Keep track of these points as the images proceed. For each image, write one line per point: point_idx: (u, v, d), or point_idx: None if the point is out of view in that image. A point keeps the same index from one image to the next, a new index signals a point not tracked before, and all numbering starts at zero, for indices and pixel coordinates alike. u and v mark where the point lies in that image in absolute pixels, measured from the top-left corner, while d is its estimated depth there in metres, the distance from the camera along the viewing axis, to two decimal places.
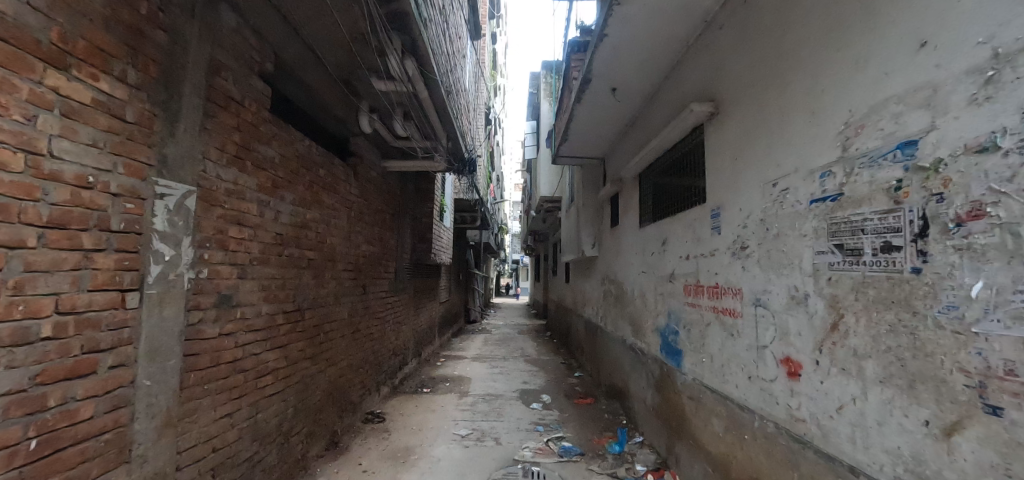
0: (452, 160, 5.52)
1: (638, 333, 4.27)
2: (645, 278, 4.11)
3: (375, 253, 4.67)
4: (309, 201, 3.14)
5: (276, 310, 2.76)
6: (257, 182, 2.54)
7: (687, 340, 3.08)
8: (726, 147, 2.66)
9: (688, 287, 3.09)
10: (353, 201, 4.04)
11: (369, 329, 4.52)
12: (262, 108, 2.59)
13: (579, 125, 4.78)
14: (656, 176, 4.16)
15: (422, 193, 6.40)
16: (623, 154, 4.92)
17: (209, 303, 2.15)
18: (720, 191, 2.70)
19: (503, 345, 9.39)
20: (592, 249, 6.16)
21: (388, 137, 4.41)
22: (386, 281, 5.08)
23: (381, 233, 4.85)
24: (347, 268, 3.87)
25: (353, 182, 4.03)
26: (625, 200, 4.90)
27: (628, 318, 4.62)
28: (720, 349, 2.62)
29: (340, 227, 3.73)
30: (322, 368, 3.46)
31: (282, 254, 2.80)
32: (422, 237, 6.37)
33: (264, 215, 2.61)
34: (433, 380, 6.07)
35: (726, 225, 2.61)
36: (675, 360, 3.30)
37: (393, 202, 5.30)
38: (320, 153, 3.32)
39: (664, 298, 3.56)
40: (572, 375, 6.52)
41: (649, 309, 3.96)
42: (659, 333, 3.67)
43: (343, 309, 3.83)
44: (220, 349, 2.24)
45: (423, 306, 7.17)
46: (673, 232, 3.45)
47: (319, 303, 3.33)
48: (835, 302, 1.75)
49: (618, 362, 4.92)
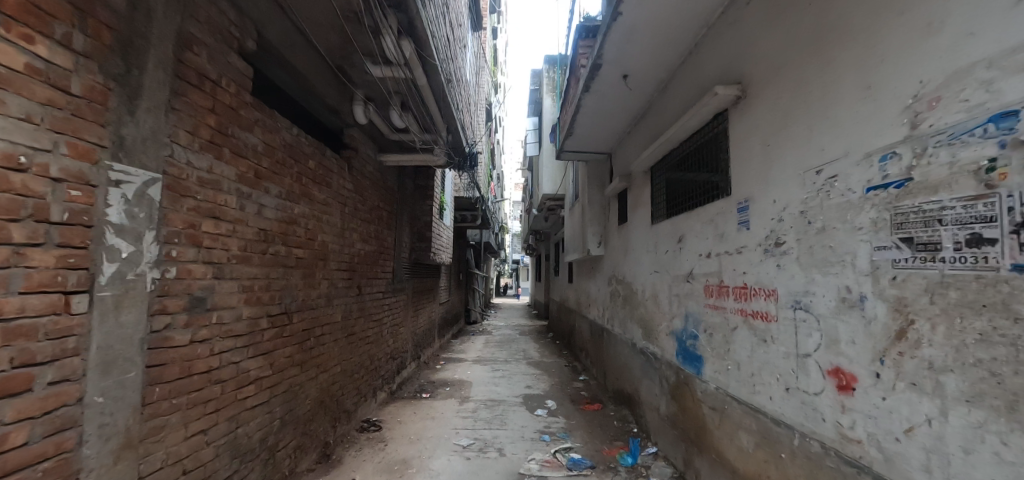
0: (452, 156, 5.27)
1: (650, 337, 4.02)
2: (658, 277, 3.85)
3: (371, 251, 4.41)
4: (297, 194, 2.88)
5: (260, 313, 2.50)
6: (237, 171, 2.28)
7: (707, 345, 2.83)
8: (754, 133, 2.41)
9: (709, 288, 2.83)
10: (347, 196, 3.78)
11: (365, 332, 4.26)
12: (243, 90, 2.33)
13: (585, 117, 4.51)
14: (669, 170, 3.91)
15: (422, 190, 6.14)
16: (631, 148, 4.66)
17: (178, 307, 1.90)
18: (747, 182, 2.45)
19: (504, 346, 9.13)
20: (598, 248, 5.91)
21: (384, 129, 4.15)
22: (383, 281, 4.82)
23: (377, 231, 4.59)
24: (340, 268, 3.61)
25: (347, 176, 3.76)
26: (634, 196, 4.64)
27: (638, 321, 4.36)
28: (749, 357, 2.37)
29: (333, 224, 3.48)
30: (313, 375, 3.20)
31: (266, 253, 2.54)
32: (421, 235, 6.11)
33: (245, 209, 2.36)
34: (433, 384, 5.82)
35: (755, 220, 2.35)
36: (693, 366, 3.06)
37: (391, 198, 5.04)
38: (310, 142, 3.07)
39: (680, 300, 3.31)
40: (576, 379, 6.27)
41: (662, 311, 3.71)
42: (674, 337, 3.41)
43: (337, 311, 3.58)
44: (192, 358, 1.98)
45: (422, 307, 6.91)
46: (690, 228, 3.20)
47: (309, 304, 3.07)
48: (901, 306, 1.50)
49: (627, 366, 4.68)
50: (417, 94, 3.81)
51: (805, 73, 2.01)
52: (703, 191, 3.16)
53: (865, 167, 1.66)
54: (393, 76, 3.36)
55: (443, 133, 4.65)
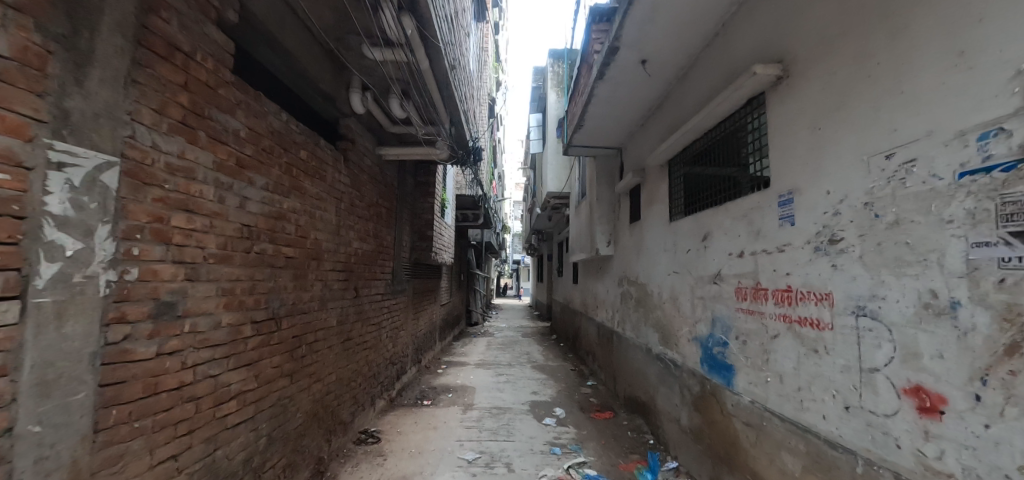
0: (455, 150, 4.99)
1: (667, 342, 3.74)
2: (676, 278, 3.58)
3: (370, 251, 4.13)
4: (286, 187, 2.60)
5: (243, 319, 2.23)
6: (215, 159, 2.00)
7: (740, 353, 2.55)
8: (801, 117, 2.13)
9: (742, 290, 2.56)
10: (343, 191, 3.50)
11: (363, 337, 3.99)
12: (222, 66, 2.05)
13: (597, 109, 4.24)
14: (688, 163, 3.63)
15: (422, 186, 5.86)
16: (646, 141, 4.38)
17: (141, 314, 1.62)
18: (791, 172, 2.17)
19: (506, 349, 8.85)
20: (607, 248, 5.63)
21: (383, 120, 3.88)
22: (382, 283, 4.55)
23: (376, 228, 4.31)
24: (335, 268, 3.34)
25: (342, 169, 3.48)
26: (648, 192, 4.35)
27: (653, 325, 4.08)
28: (794, 368, 2.10)
29: (327, 220, 3.20)
30: (306, 386, 2.92)
31: (250, 251, 2.26)
32: (421, 234, 5.83)
33: (225, 201, 2.08)
34: (434, 391, 5.53)
35: (802, 214, 2.07)
36: (721, 377, 2.78)
37: (390, 195, 4.76)
38: (301, 130, 2.79)
39: (704, 303, 3.03)
40: (584, 385, 5.98)
41: (681, 315, 3.43)
42: (697, 344, 3.14)
43: (332, 315, 3.30)
44: (159, 373, 1.71)
45: (423, 309, 6.62)
46: (716, 224, 2.92)
47: (301, 308, 2.80)
48: (1007, 314, 1.21)
49: (640, 373, 4.40)
50: (418, 80, 3.53)
51: (868, 44, 1.74)
52: (730, 184, 2.89)
53: (957, 148, 1.38)
54: (394, 60, 3.09)
55: (445, 125, 4.37)
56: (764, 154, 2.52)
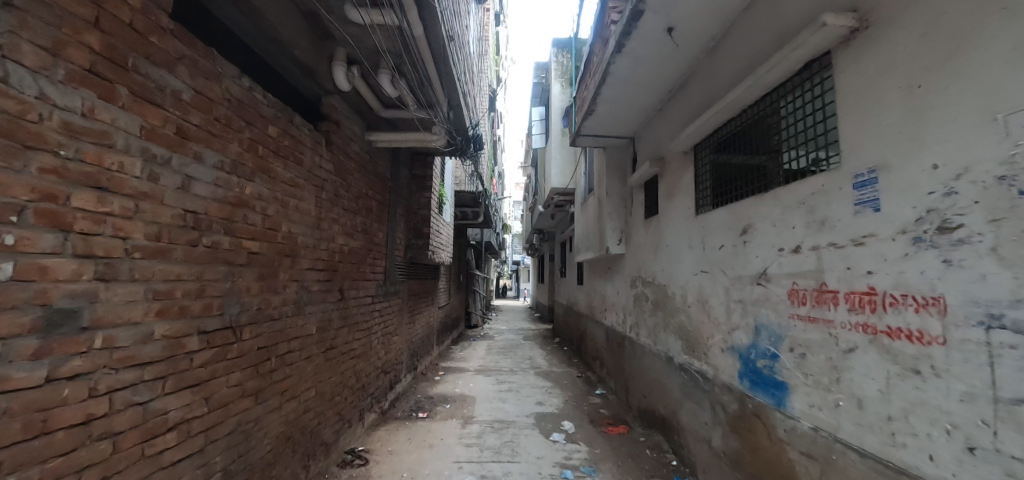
0: (453, 137, 4.52)
1: (691, 351, 3.29)
2: (703, 279, 3.13)
3: (358, 249, 3.68)
4: (248, 168, 2.15)
5: (187, 330, 1.78)
6: (143, 124, 1.56)
7: (797, 368, 2.11)
8: (888, 74, 1.69)
9: (798, 293, 2.12)
10: (328, 178, 3.05)
11: (349, 345, 3.54)
12: (155, 7, 1.60)
13: (612, 89, 3.79)
14: (720, 146, 3.17)
15: (418, 179, 5.40)
16: (667, 126, 3.92)
17: (17, 328, 1.17)
18: (875, 144, 1.72)
19: (508, 354, 8.38)
20: (618, 246, 5.16)
21: (371, 100, 3.42)
22: (373, 284, 4.10)
23: (366, 223, 3.85)
24: (315, 267, 2.88)
25: (325, 154, 3.02)
26: (668, 183, 3.89)
27: (674, 330, 3.63)
28: (883, 393, 1.65)
29: (307, 210, 2.74)
30: (276, 406, 2.47)
31: (196, 244, 1.81)
32: (417, 231, 5.37)
33: (160, 179, 1.63)
34: (431, 401, 5.07)
35: (893, 196, 1.63)
36: (769, 395, 2.33)
37: (382, 187, 4.30)
38: (269, 102, 2.33)
39: (743, 307, 2.59)
40: (592, 394, 5.53)
41: (710, 321, 2.98)
42: (733, 354, 2.69)
43: (310, 321, 2.85)
44: (52, 407, 1.26)
45: (419, 311, 6.17)
46: (759, 215, 2.47)
47: (269, 314, 2.35)
48: None
49: (658, 384, 3.94)
50: (410, 52, 3.08)
51: None
52: (779, 167, 2.42)
53: None
54: (381, 24, 2.64)
55: (441, 107, 3.89)
56: (831, 127, 2.05)
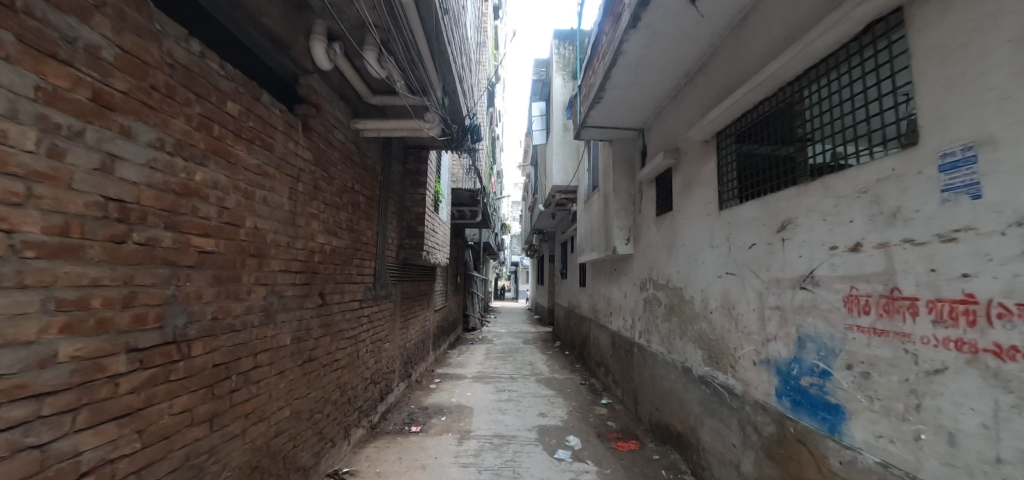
0: (449, 126, 4.12)
1: (714, 363, 2.92)
2: (727, 282, 2.78)
3: (343, 248, 3.30)
4: (197, 149, 1.78)
5: (111, 348, 1.41)
6: (41, 83, 1.20)
7: (860, 390, 1.76)
8: (994, 25, 1.33)
9: (859, 300, 1.78)
10: (307, 168, 2.68)
11: (333, 355, 3.16)
12: None
13: (624, 72, 3.42)
14: (749, 132, 2.80)
15: (411, 175, 5.04)
16: (683, 113, 3.55)
17: None
18: (974, 115, 1.37)
19: (508, 359, 8.00)
20: (626, 246, 4.78)
21: (355, 82, 3.04)
22: (361, 287, 3.72)
23: (352, 220, 3.48)
24: (290, 269, 2.51)
25: (303, 140, 2.65)
26: (683, 176, 3.53)
27: (692, 338, 3.26)
28: (990, 428, 1.30)
29: (278, 204, 2.37)
30: (240, 432, 2.10)
31: (123, 240, 1.45)
32: (410, 230, 5.00)
33: (66, 156, 1.26)
34: (425, 413, 4.69)
35: (1001, 179, 1.28)
36: (819, 419, 1.98)
37: (372, 181, 3.93)
38: (228, 74, 1.97)
39: (782, 315, 2.23)
40: (598, 404, 5.15)
41: (739, 330, 2.62)
42: (769, 369, 2.34)
43: (285, 331, 2.48)
44: None
45: (413, 316, 5.79)
46: (803, 209, 2.12)
47: (228, 324, 1.98)
48: None
49: (674, 397, 3.57)
50: (399, 24, 2.71)
51: None
52: (827, 151, 2.05)
53: None
54: None
55: (433, 91, 3.51)
56: (905, 99, 1.67)
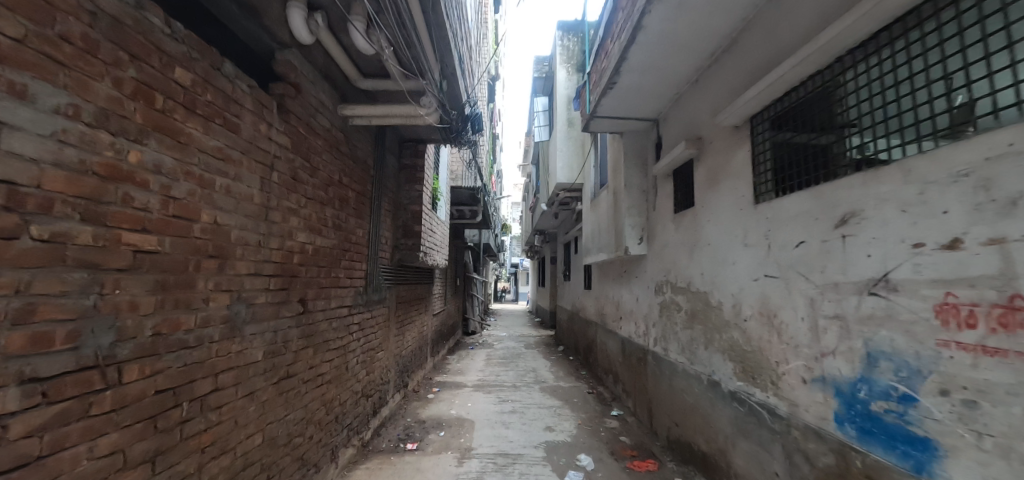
0: (449, 113, 3.75)
1: (749, 378, 2.56)
2: (765, 285, 2.42)
3: (329, 249, 2.92)
4: (130, 122, 1.41)
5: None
6: None
7: (964, 423, 1.40)
8: None
9: (959, 310, 1.42)
10: (282, 156, 2.31)
11: (317, 369, 2.78)
12: None
13: (643, 52, 3.06)
14: (789, 115, 2.43)
15: (407, 170, 4.69)
16: (707, 97, 3.18)
17: None
18: None
19: (509, 365, 7.62)
20: (639, 246, 4.41)
21: (341, 61, 2.67)
22: (351, 292, 3.34)
23: (340, 217, 3.11)
24: (262, 273, 2.14)
25: (279, 122, 2.29)
26: (706, 167, 3.17)
27: (719, 349, 2.90)
28: None
29: (246, 195, 2.00)
30: (197, 471, 1.73)
31: (18, 235, 1.08)
32: (406, 230, 4.63)
33: None
34: (422, 427, 4.31)
35: None
36: (899, 455, 1.62)
37: (363, 174, 3.56)
38: (175, 34, 1.61)
39: (845, 325, 1.87)
40: (608, 416, 4.78)
41: (783, 342, 2.26)
42: (824, 389, 1.99)
43: (256, 345, 2.11)
44: None
45: (409, 321, 5.41)
46: (872, 199, 1.76)
47: (177, 340, 1.62)
48: None
49: (697, 414, 3.21)
50: None
51: None
52: (911, 129, 1.66)
53: None
54: None
55: (429, 74, 3.12)
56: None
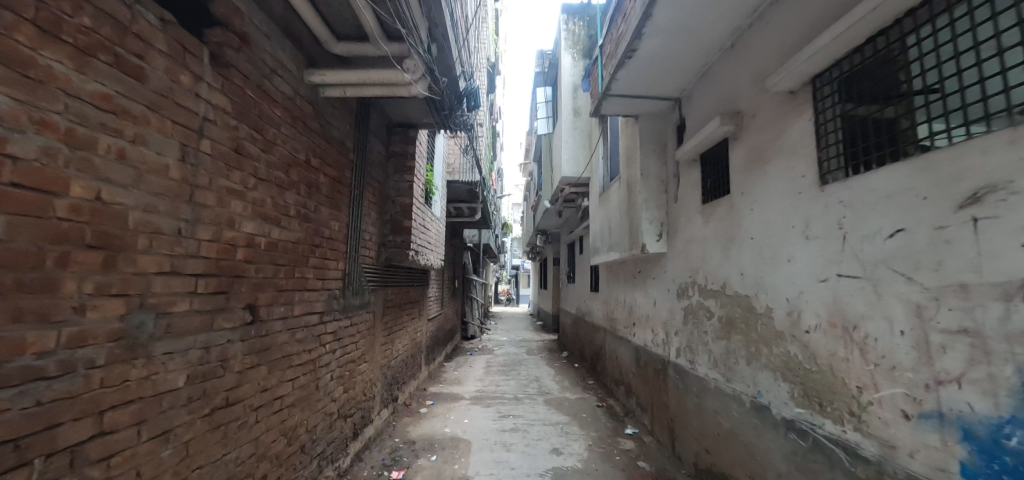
0: (439, 83, 3.22)
1: (814, 405, 2.02)
2: (841, 289, 1.88)
3: (292, 244, 2.39)
4: None
5: None
6: None
7: None
8: None
9: None
10: (219, 121, 1.79)
11: (275, 392, 2.24)
12: None
13: (671, 8, 2.53)
14: (863, 75, 1.91)
15: (395, 158, 4.16)
16: (748, 62, 2.65)
17: None
18: None
19: (510, 374, 7.07)
20: (658, 243, 3.88)
21: (305, 10, 2.11)
22: (324, 296, 2.80)
23: (309, 205, 2.58)
24: (183, 271, 1.61)
25: (213, 77, 1.76)
26: (747, 145, 2.64)
27: (768, 366, 2.36)
28: None
29: (154, 166, 1.48)
30: None
31: None
32: (394, 225, 4.09)
33: None
34: (410, 449, 3.77)
35: None
36: None
37: (340, 158, 3.03)
38: None
39: (983, 343, 1.34)
40: (622, 435, 4.23)
41: (872, 363, 1.72)
42: (943, 430, 1.45)
43: (175, 368, 1.58)
44: None
45: (400, 327, 4.86)
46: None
47: (21, 369, 1.09)
48: None
49: (736, 443, 2.66)
50: None
51: None
52: None
53: None
54: None
55: (416, 37, 2.60)
56: None
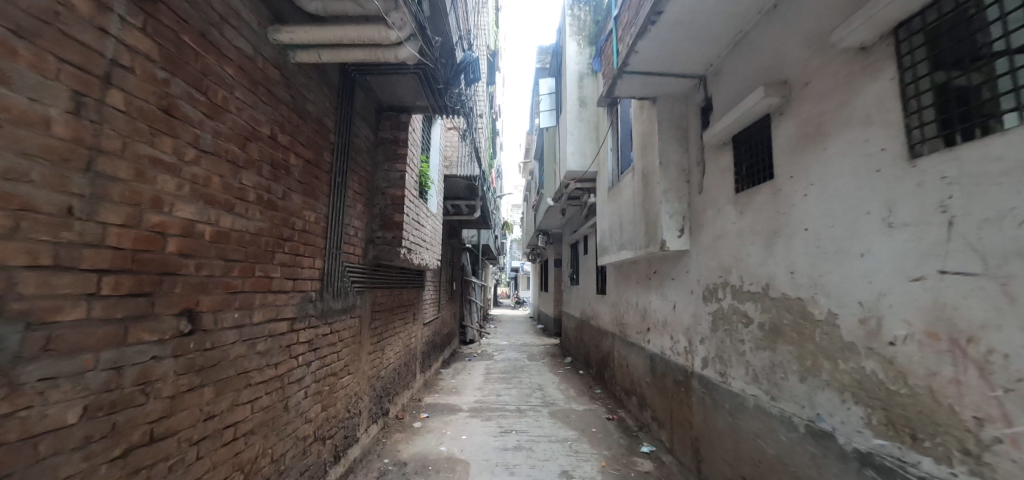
0: (429, 48, 2.77)
1: (905, 438, 1.59)
2: (948, 289, 1.45)
3: (250, 236, 1.96)
4: None
5: None
6: None
7: None
8: None
9: None
10: (137, 68, 1.36)
11: (226, 420, 1.80)
12: None
13: None
14: (971, 16, 1.48)
15: (385, 145, 3.74)
16: (797, 21, 2.23)
17: None
18: None
19: (512, 382, 6.61)
20: (679, 239, 3.45)
21: None
22: (295, 299, 2.36)
23: (274, 190, 2.15)
24: (74, 266, 1.17)
25: (127, 8, 1.32)
26: (799, 119, 2.22)
27: (833, 385, 1.93)
28: None
29: (24, 117, 1.04)
30: None
31: None
32: (384, 219, 3.65)
33: None
34: (400, 473, 3.32)
35: None
36: None
37: (316, 138, 2.61)
38: None
39: None
40: (638, 454, 3.79)
41: (1002, 388, 1.30)
42: None
43: (61, 399, 1.14)
44: None
45: (391, 333, 4.42)
46: None
47: None
48: None
49: (785, 474, 2.23)
50: None
51: None
52: None
53: None
54: None
55: None
56: None
